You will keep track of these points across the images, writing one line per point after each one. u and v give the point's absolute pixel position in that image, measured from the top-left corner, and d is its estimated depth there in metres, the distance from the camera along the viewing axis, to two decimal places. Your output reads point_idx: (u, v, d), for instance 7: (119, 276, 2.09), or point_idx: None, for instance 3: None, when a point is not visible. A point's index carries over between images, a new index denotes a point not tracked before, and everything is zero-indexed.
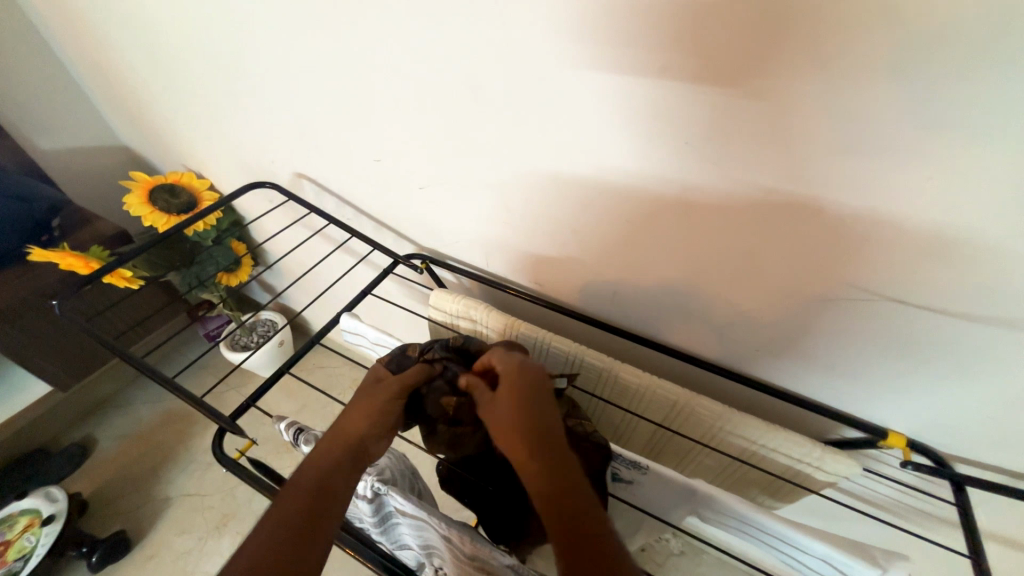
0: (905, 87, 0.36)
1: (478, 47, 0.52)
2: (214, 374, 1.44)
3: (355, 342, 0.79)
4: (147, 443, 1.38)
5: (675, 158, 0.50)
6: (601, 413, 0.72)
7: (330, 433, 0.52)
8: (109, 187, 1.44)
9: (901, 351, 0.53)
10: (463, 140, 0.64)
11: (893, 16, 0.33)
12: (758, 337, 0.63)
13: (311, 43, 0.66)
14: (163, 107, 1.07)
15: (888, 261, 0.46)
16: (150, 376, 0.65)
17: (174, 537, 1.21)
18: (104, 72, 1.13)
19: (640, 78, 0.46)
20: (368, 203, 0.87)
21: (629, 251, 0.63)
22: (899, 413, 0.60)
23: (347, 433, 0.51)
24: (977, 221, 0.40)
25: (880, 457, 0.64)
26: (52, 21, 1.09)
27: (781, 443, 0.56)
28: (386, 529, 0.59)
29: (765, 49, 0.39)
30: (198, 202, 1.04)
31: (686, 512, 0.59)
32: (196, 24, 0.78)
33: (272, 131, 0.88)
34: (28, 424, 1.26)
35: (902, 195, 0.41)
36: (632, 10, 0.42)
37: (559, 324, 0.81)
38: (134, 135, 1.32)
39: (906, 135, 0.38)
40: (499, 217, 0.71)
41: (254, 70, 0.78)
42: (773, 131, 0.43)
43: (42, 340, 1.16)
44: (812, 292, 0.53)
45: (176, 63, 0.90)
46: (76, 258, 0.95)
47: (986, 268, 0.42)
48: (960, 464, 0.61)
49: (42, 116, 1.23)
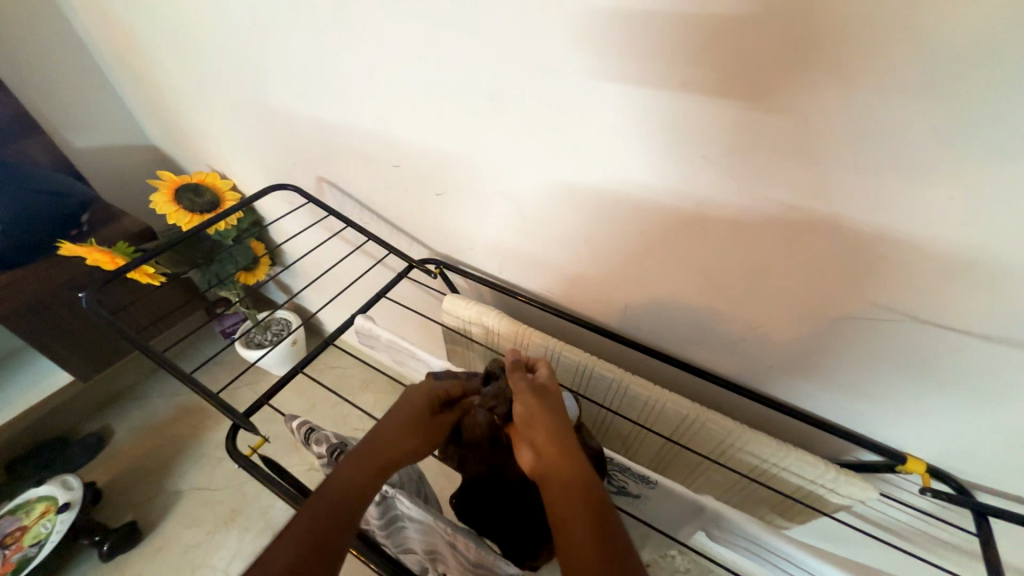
0: (930, 107, 0.36)
1: (497, 59, 0.54)
2: (229, 370, 1.46)
3: (368, 343, 0.79)
4: (162, 435, 1.40)
5: (692, 171, 0.50)
6: (609, 425, 0.71)
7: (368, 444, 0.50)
8: (136, 184, 1.49)
9: (920, 373, 0.52)
10: (481, 148, 0.65)
11: (921, 36, 0.33)
12: (773, 354, 0.62)
13: (335, 49, 0.67)
14: (191, 107, 1.10)
15: (913, 281, 0.45)
16: (167, 370, 0.66)
17: (183, 529, 1.23)
18: (137, 75, 1.17)
19: (659, 90, 0.46)
20: (386, 207, 0.89)
21: (642, 262, 0.63)
22: (916, 437, 0.58)
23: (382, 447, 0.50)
24: (1001, 244, 0.39)
25: (896, 481, 0.62)
26: (90, 25, 1.14)
27: (794, 462, 0.55)
28: (391, 533, 0.59)
29: (786, 66, 0.39)
30: (221, 201, 1.07)
31: (694, 529, 0.58)
32: (226, 30, 0.80)
33: (296, 135, 0.90)
34: (48, 413, 1.30)
35: (922, 215, 0.41)
36: (651, 24, 0.43)
37: (569, 332, 0.81)
38: (162, 135, 1.36)
39: (931, 153, 0.38)
40: (514, 223, 0.72)
41: (279, 77, 0.80)
42: (794, 145, 0.43)
43: (66, 330, 1.19)
44: (830, 310, 0.52)
45: (206, 67, 0.93)
46: (103, 254, 0.98)
47: (1010, 291, 0.41)
48: (980, 493, 0.59)
49: (78, 115, 1.28)
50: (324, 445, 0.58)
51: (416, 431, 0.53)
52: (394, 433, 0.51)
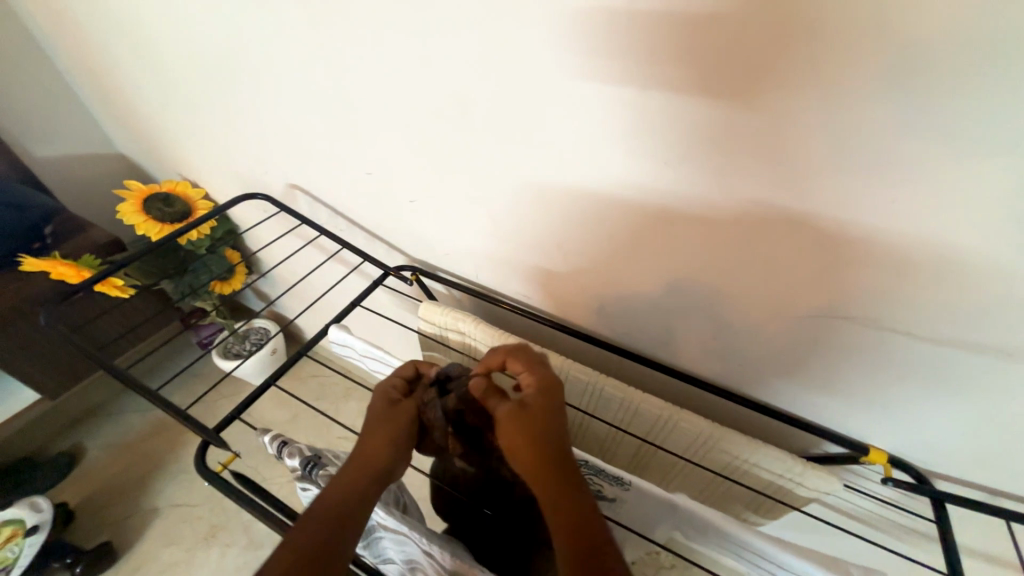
0: (881, 105, 0.37)
1: (464, 63, 0.54)
2: (205, 383, 1.43)
3: (343, 353, 0.78)
4: (136, 451, 1.37)
5: (657, 175, 0.51)
6: (586, 428, 0.72)
7: (356, 456, 0.51)
8: (103, 193, 1.45)
9: (882, 366, 0.54)
10: (454, 153, 0.65)
11: (869, 39, 0.35)
12: (744, 350, 0.63)
13: (303, 54, 0.67)
14: (158, 115, 1.07)
15: (870, 275, 0.47)
16: (133, 387, 0.64)
17: (161, 547, 1.20)
18: (100, 81, 1.13)
19: (628, 90, 0.46)
20: (360, 215, 0.88)
21: (614, 263, 0.64)
22: (880, 428, 0.61)
23: (372, 459, 0.50)
24: (946, 239, 0.41)
25: (862, 473, 0.64)
26: (49, 29, 1.10)
27: (762, 458, 0.57)
28: (368, 544, 0.59)
29: (746, 65, 0.40)
30: (192, 211, 1.05)
31: (669, 527, 0.58)
32: (190, 35, 0.79)
33: (267, 143, 0.89)
34: (15, 432, 1.25)
35: (876, 212, 0.43)
36: (616, 25, 0.43)
37: (547, 336, 0.82)
38: (128, 143, 1.32)
39: (878, 155, 0.40)
40: (487, 228, 0.72)
41: (248, 84, 0.79)
42: (754, 145, 0.44)
43: (30, 346, 1.15)
44: (795, 307, 0.54)
45: (171, 73, 0.91)
46: (68, 266, 0.94)
47: (955, 284, 0.43)
48: (939, 480, 0.62)
49: (38, 124, 1.24)
50: (297, 459, 0.58)
51: (393, 421, 0.53)
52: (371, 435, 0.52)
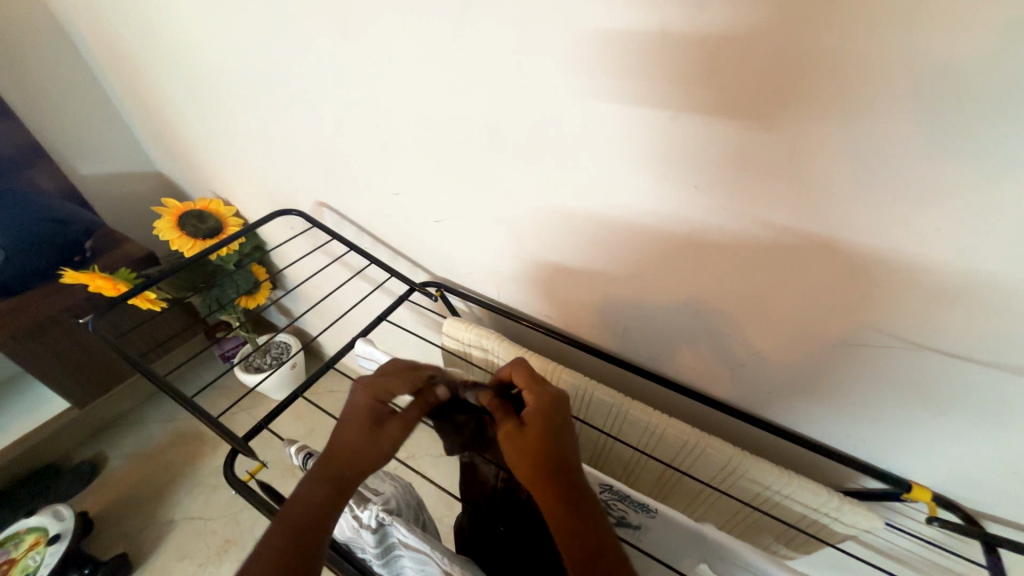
0: (924, 130, 0.36)
1: (494, 87, 0.55)
2: (226, 396, 1.46)
3: (367, 367, 0.79)
4: (157, 462, 1.38)
5: (685, 200, 0.51)
6: (609, 451, 0.71)
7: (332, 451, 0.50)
8: (140, 209, 1.51)
9: (923, 399, 0.51)
10: (480, 175, 0.66)
11: (907, 66, 0.34)
12: (774, 377, 0.61)
13: (341, 80, 0.69)
14: (196, 135, 1.12)
15: (908, 306, 0.45)
16: (166, 393, 0.65)
17: (174, 562, 1.20)
18: (145, 104, 1.20)
19: (656, 113, 0.47)
20: (385, 233, 0.90)
21: (640, 285, 0.63)
22: (921, 463, 0.58)
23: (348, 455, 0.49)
24: (992, 268, 0.40)
25: (903, 510, 0.61)
26: (102, 57, 1.17)
27: (797, 490, 0.54)
28: (387, 561, 0.58)
29: (780, 92, 0.40)
30: (223, 227, 1.08)
31: (697, 559, 0.56)
32: (230, 61, 0.82)
33: (299, 162, 0.91)
34: (44, 440, 1.29)
35: (918, 239, 0.41)
36: (647, 50, 0.44)
37: (570, 357, 0.81)
38: (167, 161, 1.38)
39: (918, 182, 0.38)
40: (510, 249, 0.73)
41: (285, 106, 0.82)
42: (786, 170, 0.43)
43: (64, 356, 1.18)
44: (831, 335, 0.52)
45: (211, 97, 0.95)
46: (104, 280, 0.98)
47: (1002, 315, 0.42)
48: (988, 522, 0.58)
49: (85, 144, 1.31)
50: None
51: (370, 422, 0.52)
52: (345, 438, 0.51)
